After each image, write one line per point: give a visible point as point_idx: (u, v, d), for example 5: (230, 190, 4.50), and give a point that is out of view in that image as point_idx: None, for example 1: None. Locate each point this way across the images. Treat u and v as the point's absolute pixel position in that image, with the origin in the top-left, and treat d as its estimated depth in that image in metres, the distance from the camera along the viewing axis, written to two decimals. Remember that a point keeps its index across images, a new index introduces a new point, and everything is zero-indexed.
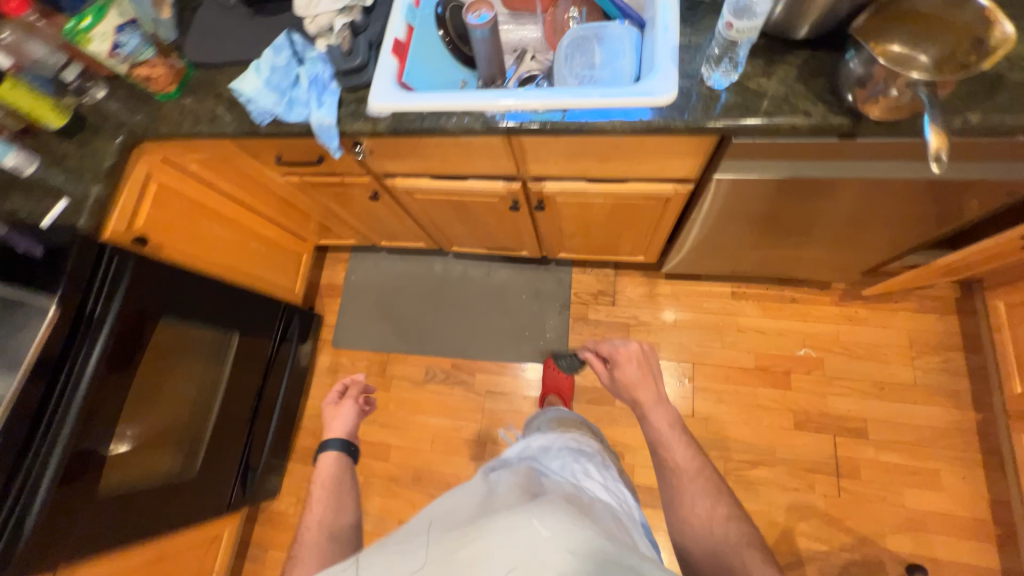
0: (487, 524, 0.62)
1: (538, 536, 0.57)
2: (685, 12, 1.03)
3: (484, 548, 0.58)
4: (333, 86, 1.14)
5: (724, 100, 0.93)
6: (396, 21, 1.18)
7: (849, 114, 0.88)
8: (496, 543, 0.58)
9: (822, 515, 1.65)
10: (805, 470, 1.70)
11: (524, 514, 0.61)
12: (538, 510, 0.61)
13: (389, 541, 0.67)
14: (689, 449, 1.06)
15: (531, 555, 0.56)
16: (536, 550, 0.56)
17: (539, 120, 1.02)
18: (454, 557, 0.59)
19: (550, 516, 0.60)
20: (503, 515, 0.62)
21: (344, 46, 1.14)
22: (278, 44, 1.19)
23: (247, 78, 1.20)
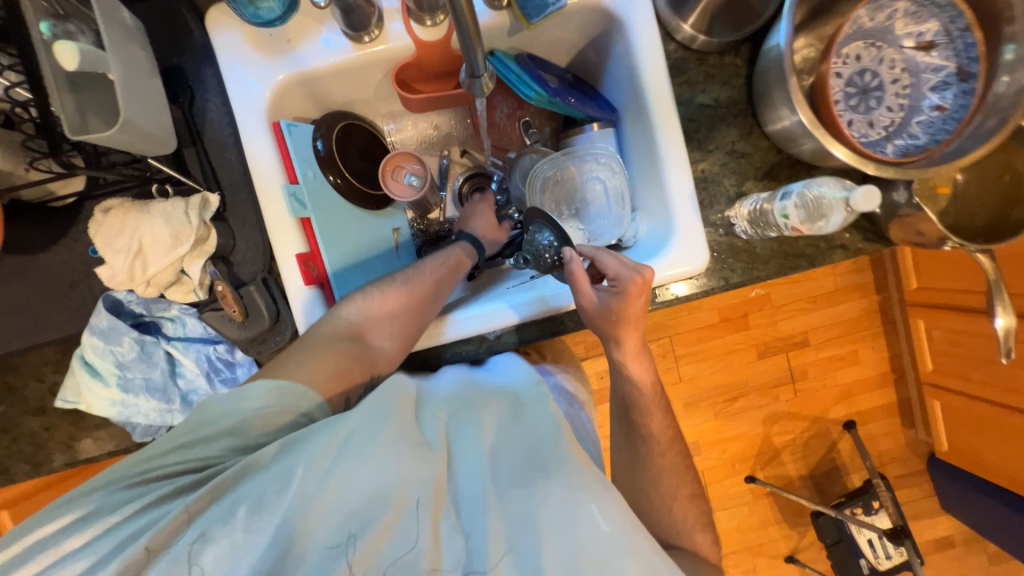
0: (539, 486, 0.58)
1: (592, 523, 0.56)
2: (686, 125, 0.79)
3: (551, 509, 0.56)
4: (246, 361, 0.76)
5: (762, 250, 0.80)
6: (283, 227, 0.75)
7: (879, 234, 0.80)
8: (549, 518, 0.56)
9: (786, 413, 2.04)
10: (770, 386, 2.03)
11: (583, 492, 0.58)
12: (599, 489, 0.58)
13: (405, 428, 0.61)
14: (669, 418, 0.80)
15: (586, 546, 0.55)
16: (588, 535, 0.55)
17: (559, 325, 0.81)
18: (503, 520, 0.57)
19: (613, 508, 0.57)
20: (556, 485, 0.58)
21: (233, 310, 0.72)
22: (103, 328, 0.71)
23: (86, 392, 0.74)
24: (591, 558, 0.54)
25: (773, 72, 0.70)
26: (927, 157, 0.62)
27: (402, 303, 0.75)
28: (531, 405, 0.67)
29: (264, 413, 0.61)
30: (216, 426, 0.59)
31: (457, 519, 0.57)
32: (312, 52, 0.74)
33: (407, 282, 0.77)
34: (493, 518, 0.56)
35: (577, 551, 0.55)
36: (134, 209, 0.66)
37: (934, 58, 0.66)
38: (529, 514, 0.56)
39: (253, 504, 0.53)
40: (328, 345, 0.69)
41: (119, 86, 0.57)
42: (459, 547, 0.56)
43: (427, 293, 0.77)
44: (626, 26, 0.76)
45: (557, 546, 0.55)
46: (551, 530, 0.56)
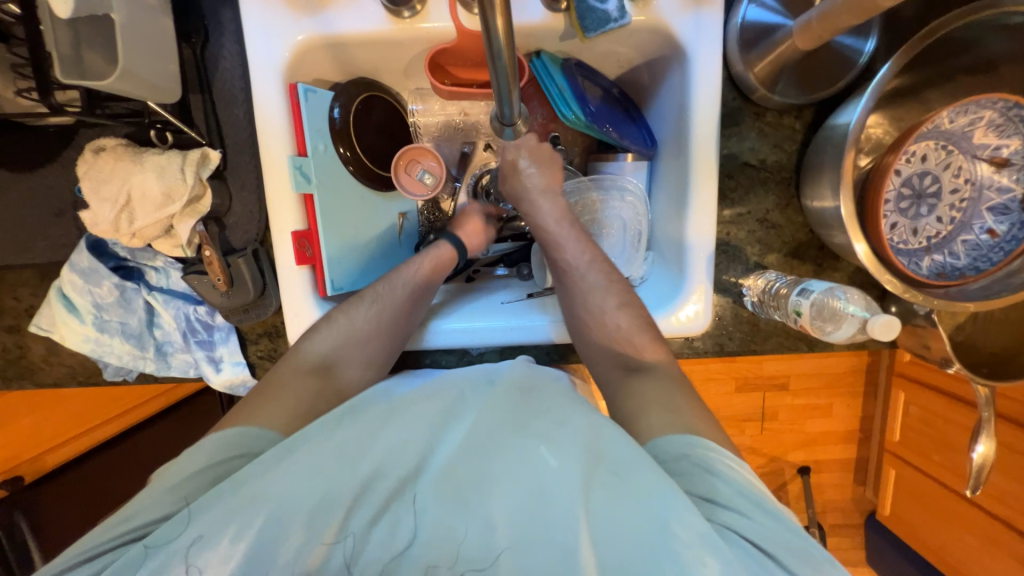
0: (486, 445, 0.56)
1: (541, 464, 0.53)
2: (723, 180, 0.74)
3: (503, 464, 0.54)
4: (225, 325, 0.75)
5: (766, 326, 0.77)
6: (284, 201, 0.71)
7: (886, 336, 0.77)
8: (504, 471, 0.53)
9: (748, 448, 1.91)
10: (740, 420, 1.88)
11: (532, 439, 0.55)
12: (546, 433, 0.56)
13: (354, 421, 0.58)
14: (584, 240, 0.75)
15: (540, 487, 0.51)
16: (541, 471, 0.52)
17: (542, 351, 0.81)
18: (460, 488, 0.53)
19: (561, 446, 0.54)
20: (505, 444, 0.56)
21: (218, 278, 0.70)
22: (83, 268, 0.70)
23: (60, 325, 0.73)
24: (551, 497, 0.50)
25: (828, 150, 0.64)
26: (956, 287, 0.60)
27: (372, 323, 0.70)
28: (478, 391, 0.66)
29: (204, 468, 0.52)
30: (165, 489, 0.51)
31: (417, 496, 0.54)
32: (344, 16, 0.68)
33: (375, 302, 0.71)
34: (450, 488, 0.53)
35: (530, 491, 0.51)
36: (127, 158, 0.63)
37: (1001, 178, 0.62)
38: (484, 472, 0.54)
39: (205, 534, 0.46)
40: (297, 382, 0.64)
41: (122, 29, 0.51)
42: (424, 518, 0.52)
43: (399, 313, 0.72)
44: (688, 59, 0.69)
45: (513, 493, 0.52)
46: (504, 476, 0.53)
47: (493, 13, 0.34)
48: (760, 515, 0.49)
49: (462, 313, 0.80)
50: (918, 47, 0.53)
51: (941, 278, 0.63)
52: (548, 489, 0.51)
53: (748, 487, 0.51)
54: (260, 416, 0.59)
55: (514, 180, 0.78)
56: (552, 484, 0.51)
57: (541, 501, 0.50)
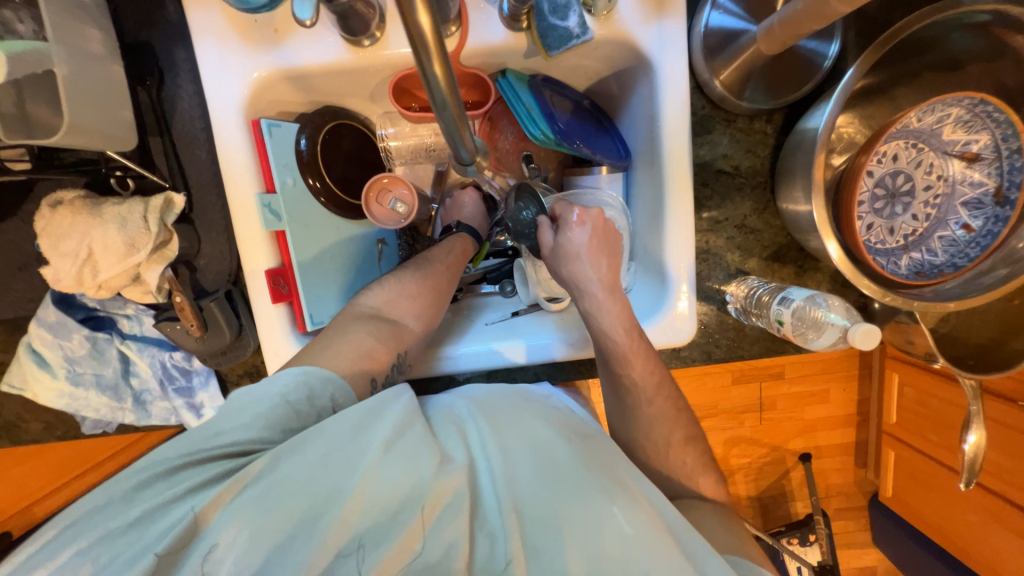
0: (563, 480, 0.54)
1: (616, 528, 0.51)
2: (699, 188, 0.74)
3: (572, 520, 0.52)
4: (203, 370, 0.74)
5: (752, 331, 0.77)
6: (254, 240, 0.70)
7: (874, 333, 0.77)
8: (573, 522, 0.51)
9: (748, 438, 1.91)
10: (738, 412, 1.87)
11: (608, 495, 0.53)
12: (623, 492, 0.53)
13: (418, 435, 0.55)
14: (652, 360, 0.68)
15: (614, 552, 0.50)
16: (612, 539, 0.50)
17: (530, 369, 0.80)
18: (530, 533, 0.52)
19: (637, 512, 0.52)
20: (583, 483, 0.53)
21: (191, 324, 0.68)
22: (51, 323, 0.68)
23: (32, 381, 0.71)
24: (623, 565, 0.49)
25: (799, 155, 0.63)
26: (932, 286, 0.60)
27: (419, 285, 0.71)
28: (548, 406, 0.65)
29: (290, 404, 0.54)
30: (248, 420, 0.53)
31: (488, 526, 0.53)
32: (301, 48, 0.66)
33: (420, 269, 0.74)
34: (521, 528, 0.52)
35: (599, 555, 0.50)
36: (86, 211, 0.61)
37: (974, 172, 0.61)
38: (558, 518, 0.52)
39: (280, 499, 0.49)
40: (351, 326, 0.65)
41: (65, 83, 0.50)
42: (493, 551, 0.52)
43: (443, 282, 0.73)
44: (655, 70, 0.68)
45: (584, 549, 0.50)
46: (575, 534, 0.51)
47: (428, 59, 0.34)
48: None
49: (473, 334, 0.79)
50: (882, 52, 0.52)
51: (920, 277, 0.63)
52: (621, 554, 0.50)
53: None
54: (327, 360, 0.60)
55: (574, 266, 0.69)
56: (628, 558, 0.50)
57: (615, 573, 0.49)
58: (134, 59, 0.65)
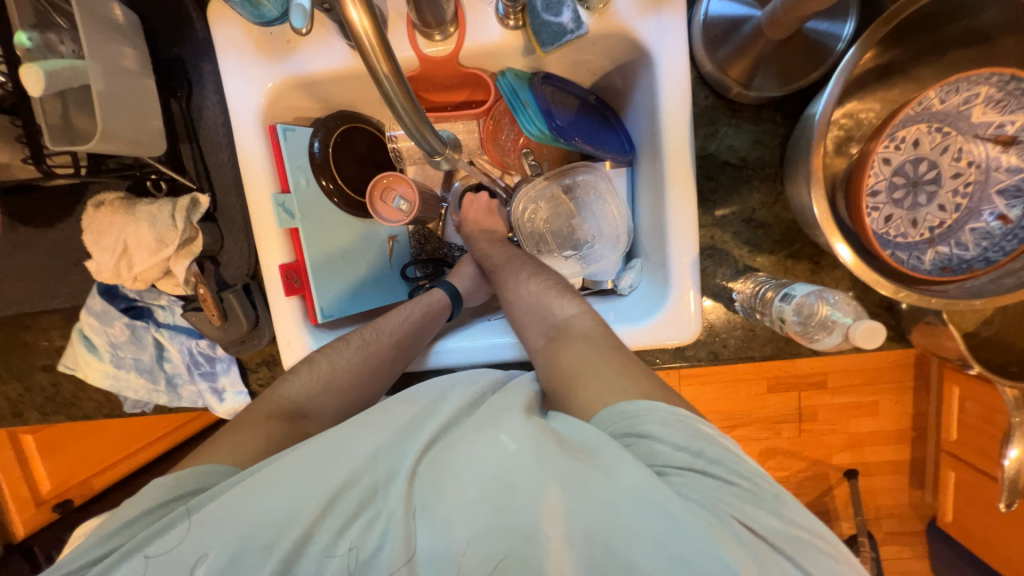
0: (447, 443, 0.57)
1: (498, 452, 0.53)
2: (702, 182, 0.71)
3: (457, 460, 0.54)
4: (226, 357, 0.80)
5: (763, 331, 0.73)
6: (271, 237, 0.75)
7: (901, 334, 0.71)
8: (463, 457, 0.54)
9: (785, 451, 1.78)
10: (774, 421, 1.75)
11: (489, 427, 0.56)
12: (498, 420, 0.56)
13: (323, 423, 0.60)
14: (535, 268, 0.78)
15: (500, 475, 0.51)
16: (499, 458, 0.52)
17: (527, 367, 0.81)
18: (420, 489, 0.54)
19: (518, 427, 0.54)
20: (467, 432, 0.56)
21: (212, 314, 0.74)
22: (98, 311, 0.76)
23: (83, 363, 0.79)
24: (512, 486, 0.51)
25: (804, 145, 0.60)
26: (962, 282, 0.54)
27: (354, 369, 0.71)
28: (460, 389, 0.64)
29: (159, 506, 0.55)
30: (119, 528, 0.53)
31: (381, 497, 0.54)
32: (312, 57, 0.71)
33: (364, 347, 0.73)
34: (412, 490, 0.54)
35: (490, 479, 0.52)
36: (122, 210, 0.68)
37: (1010, 158, 0.56)
38: (444, 473, 0.54)
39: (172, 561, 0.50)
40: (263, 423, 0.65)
41: (99, 97, 0.56)
42: (387, 519, 0.53)
43: (384, 357, 0.73)
44: (654, 64, 0.67)
45: (471, 486, 0.52)
46: (462, 473, 0.53)
47: (374, 58, 0.36)
48: (707, 468, 0.49)
49: (464, 334, 0.82)
50: (886, 28, 0.50)
51: (945, 273, 0.57)
52: (508, 477, 0.51)
53: (692, 437, 0.51)
54: (222, 454, 0.61)
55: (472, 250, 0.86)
56: (515, 476, 0.51)
57: (505, 501, 0.50)
58: (166, 73, 0.71)
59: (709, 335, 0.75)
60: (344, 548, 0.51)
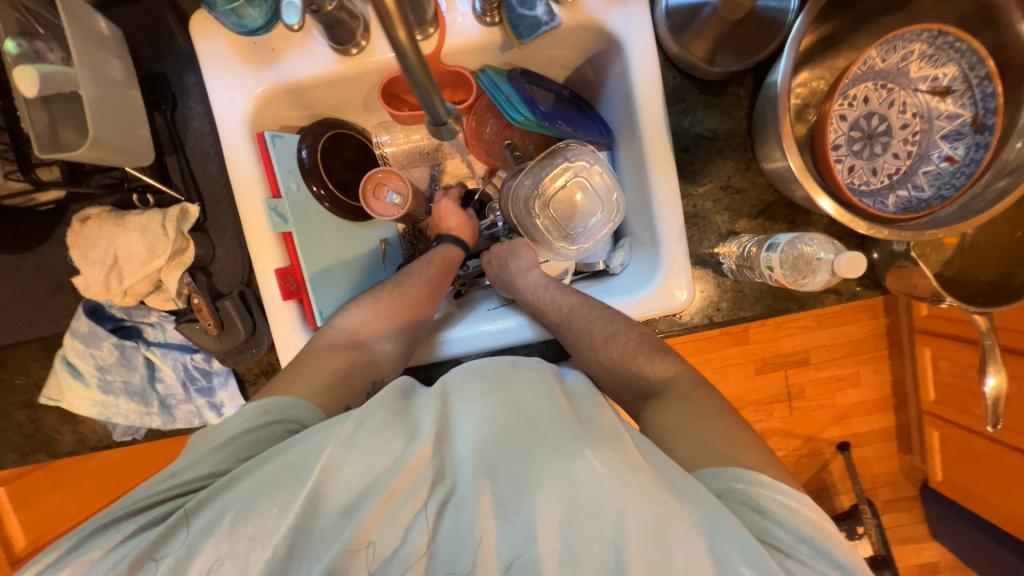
0: (526, 447, 0.55)
1: (592, 474, 0.52)
2: (680, 156, 0.76)
3: (543, 476, 0.52)
4: (223, 370, 0.78)
5: (751, 291, 0.77)
6: (264, 242, 0.75)
7: (875, 280, 0.77)
8: (550, 472, 0.52)
9: (780, 430, 1.82)
10: (766, 403, 1.80)
11: (578, 442, 0.54)
12: (594, 438, 0.55)
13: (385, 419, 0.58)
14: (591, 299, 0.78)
15: (592, 497, 0.50)
16: (587, 479, 0.51)
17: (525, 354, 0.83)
18: (500, 490, 0.52)
19: (610, 451, 0.53)
20: (554, 435, 0.55)
21: (208, 323, 0.73)
22: (84, 333, 0.73)
23: (68, 392, 0.75)
24: (603, 505, 0.50)
25: (770, 108, 0.65)
26: (923, 217, 0.59)
27: (397, 306, 0.78)
28: (523, 379, 0.64)
29: (252, 431, 0.59)
30: (216, 448, 0.57)
31: (461, 495, 0.53)
32: (297, 63, 0.73)
33: (397, 289, 0.80)
34: (495, 489, 0.53)
35: (576, 498, 0.51)
36: (110, 223, 0.67)
37: (948, 106, 0.62)
38: (530, 476, 0.52)
39: (243, 508, 0.51)
40: (325, 358, 0.70)
41: (90, 103, 0.55)
42: (462, 517, 0.52)
43: (419, 298, 0.80)
44: (624, 48, 0.72)
45: (558, 500, 0.51)
46: (550, 482, 0.52)
47: None
48: (824, 567, 0.50)
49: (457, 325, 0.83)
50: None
51: (908, 212, 0.63)
52: (597, 495, 0.51)
53: (800, 528, 0.53)
54: (295, 387, 0.66)
55: (513, 264, 0.87)
56: (610, 498, 0.50)
57: (594, 518, 0.50)
58: (150, 87, 0.72)
59: (704, 301, 0.78)
60: (407, 555, 0.50)
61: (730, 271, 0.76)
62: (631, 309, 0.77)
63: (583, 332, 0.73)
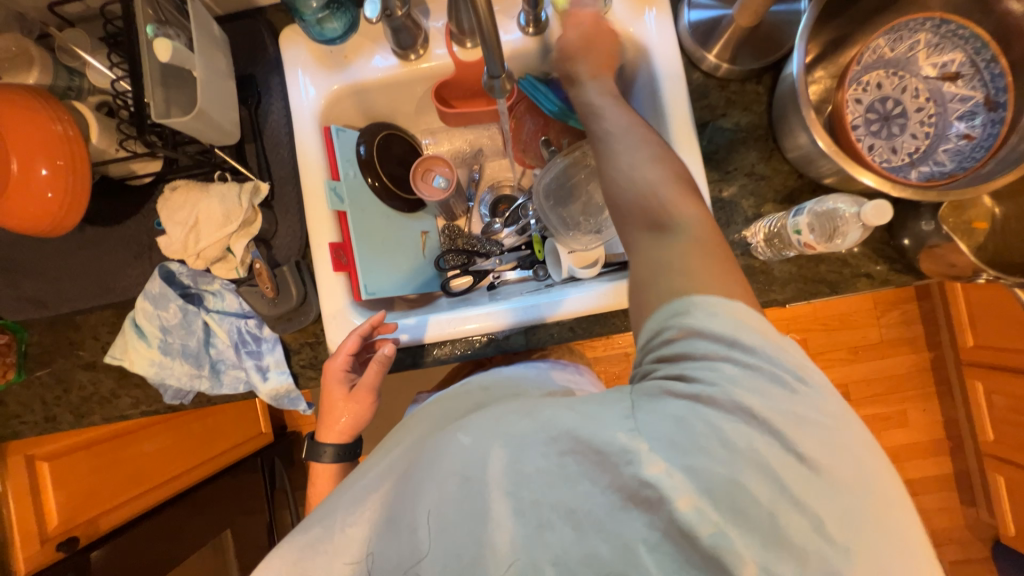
0: (419, 455, 0.53)
1: (456, 449, 0.48)
2: (705, 145, 0.81)
3: (419, 475, 0.50)
4: (271, 337, 0.83)
5: (780, 273, 0.79)
6: (321, 218, 0.82)
7: (907, 265, 0.78)
8: (427, 471, 0.49)
9: None
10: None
11: (450, 430, 0.52)
12: (467, 420, 0.52)
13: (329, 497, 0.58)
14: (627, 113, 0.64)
15: (456, 472, 0.47)
16: (451, 460, 0.47)
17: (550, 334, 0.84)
18: (390, 503, 0.51)
19: (477, 424, 0.50)
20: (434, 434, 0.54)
21: (266, 286, 0.79)
22: (155, 294, 0.79)
23: (132, 351, 0.81)
24: (469, 482, 0.46)
25: (788, 95, 0.71)
26: (948, 183, 0.62)
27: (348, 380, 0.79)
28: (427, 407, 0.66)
29: None
30: None
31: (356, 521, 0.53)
32: (365, 68, 0.85)
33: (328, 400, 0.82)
34: (386, 509, 0.51)
35: (441, 488, 0.47)
36: (197, 189, 0.77)
37: (960, 88, 0.67)
38: (410, 481, 0.50)
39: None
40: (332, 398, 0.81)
41: (200, 81, 0.67)
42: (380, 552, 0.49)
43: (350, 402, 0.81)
44: (649, 52, 0.81)
45: (431, 505, 0.47)
46: (426, 479, 0.48)
47: None
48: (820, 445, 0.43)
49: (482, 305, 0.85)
50: None
51: (931, 182, 0.65)
52: (464, 472, 0.46)
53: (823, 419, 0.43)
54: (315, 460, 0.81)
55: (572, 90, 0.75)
56: (474, 470, 0.46)
57: (463, 499, 0.46)
58: (241, 87, 0.85)
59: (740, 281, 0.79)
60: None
61: (757, 252, 0.78)
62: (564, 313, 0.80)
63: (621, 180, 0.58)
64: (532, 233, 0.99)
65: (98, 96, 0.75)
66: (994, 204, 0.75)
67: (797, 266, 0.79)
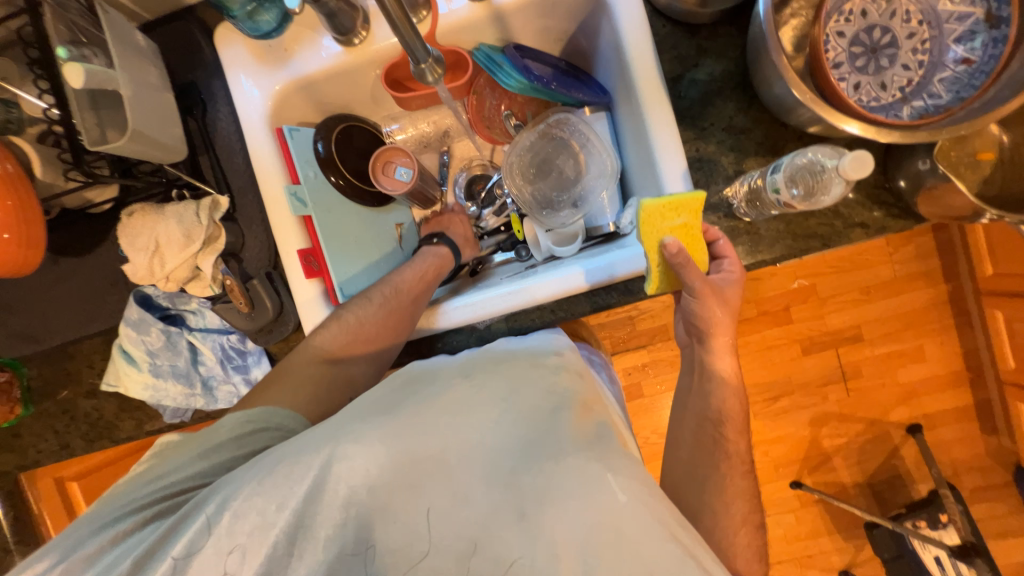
0: (548, 467, 0.56)
1: (614, 506, 0.53)
2: (677, 102, 0.75)
3: (553, 486, 0.55)
4: (256, 349, 0.84)
5: (767, 232, 0.74)
6: (285, 225, 0.79)
7: (905, 208, 0.72)
8: (561, 488, 0.54)
9: (837, 415, 1.66)
10: (818, 385, 1.66)
11: (598, 466, 0.55)
12: (614, 461, 0.56)
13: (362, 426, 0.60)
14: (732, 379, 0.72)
15: (602, 522, 0.52)
16: (607, 508, 0.52)
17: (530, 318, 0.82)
18: (512, 494, 0.56)
19: (631, 480, 0.54)
20: (566, 451, 0.57)
21: (240, 302, 0.79)
22: (135, 320, 0.79)
23: (124, 377, 0.83)
24: (608, 536, 0.52)
25: (760, 36, 0.64)
26: (943, 118, 0.56)
27: (379, 322, 0.78)
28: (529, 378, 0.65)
29: (238, 436, 0.66)
30: (198, 456, 0.64)
31: (467, 490, 0.57)
32: (307, 59, 0.79)
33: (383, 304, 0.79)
34: (503, 487, 0.56)
35: (583, 526, 0.52)
36: (152, 213, 0.74)
37: (957, 5, 0.59)
38: (543, 482, 0.55)
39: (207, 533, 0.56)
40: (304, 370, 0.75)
41: (130, 100, 0.63)
42: (464, 508, 0.56)
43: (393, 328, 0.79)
44: (610, 5, 0.74)
45: (569, 527, 0.53)
46: (566, 503, 0.53)
47: None
48: None
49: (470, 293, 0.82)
50: None
51: (924, 119, 0.59)
52: (613, 526, 0.52)
53: None
54: (280, 398, 0.73)
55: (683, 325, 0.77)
56: (615, 524, 0.52)
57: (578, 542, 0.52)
58: (183, 95, 0.81)
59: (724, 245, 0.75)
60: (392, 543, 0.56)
61: (743, 212, 0.73)
62: (584, 279, 0.75)
63: (695, 409, 0.73)
64: (510, 212, 0.95)
65: (39, 126, 0.71)
66: (1001, 131, 0.68)
67: (786, 222, 0.74)
